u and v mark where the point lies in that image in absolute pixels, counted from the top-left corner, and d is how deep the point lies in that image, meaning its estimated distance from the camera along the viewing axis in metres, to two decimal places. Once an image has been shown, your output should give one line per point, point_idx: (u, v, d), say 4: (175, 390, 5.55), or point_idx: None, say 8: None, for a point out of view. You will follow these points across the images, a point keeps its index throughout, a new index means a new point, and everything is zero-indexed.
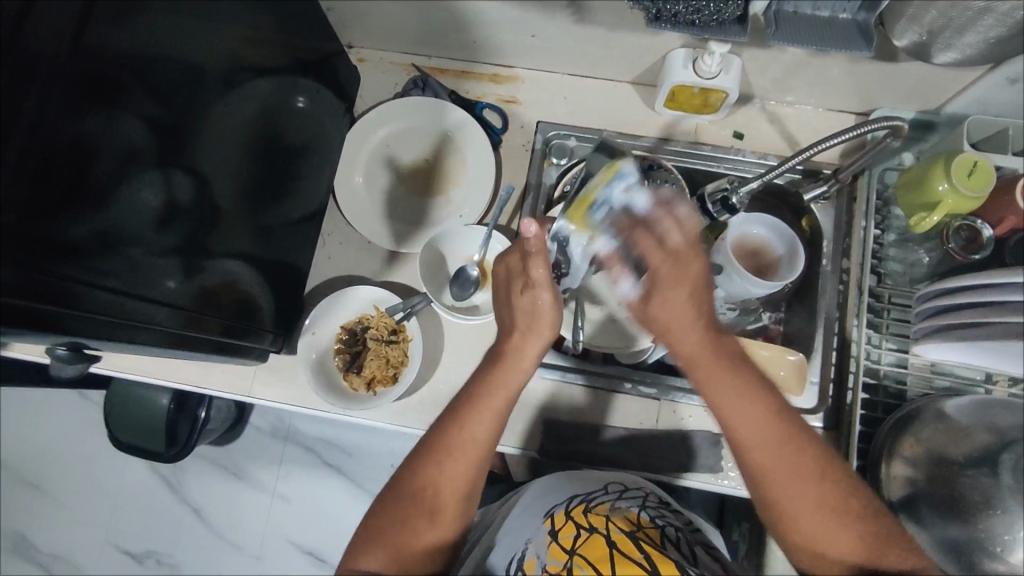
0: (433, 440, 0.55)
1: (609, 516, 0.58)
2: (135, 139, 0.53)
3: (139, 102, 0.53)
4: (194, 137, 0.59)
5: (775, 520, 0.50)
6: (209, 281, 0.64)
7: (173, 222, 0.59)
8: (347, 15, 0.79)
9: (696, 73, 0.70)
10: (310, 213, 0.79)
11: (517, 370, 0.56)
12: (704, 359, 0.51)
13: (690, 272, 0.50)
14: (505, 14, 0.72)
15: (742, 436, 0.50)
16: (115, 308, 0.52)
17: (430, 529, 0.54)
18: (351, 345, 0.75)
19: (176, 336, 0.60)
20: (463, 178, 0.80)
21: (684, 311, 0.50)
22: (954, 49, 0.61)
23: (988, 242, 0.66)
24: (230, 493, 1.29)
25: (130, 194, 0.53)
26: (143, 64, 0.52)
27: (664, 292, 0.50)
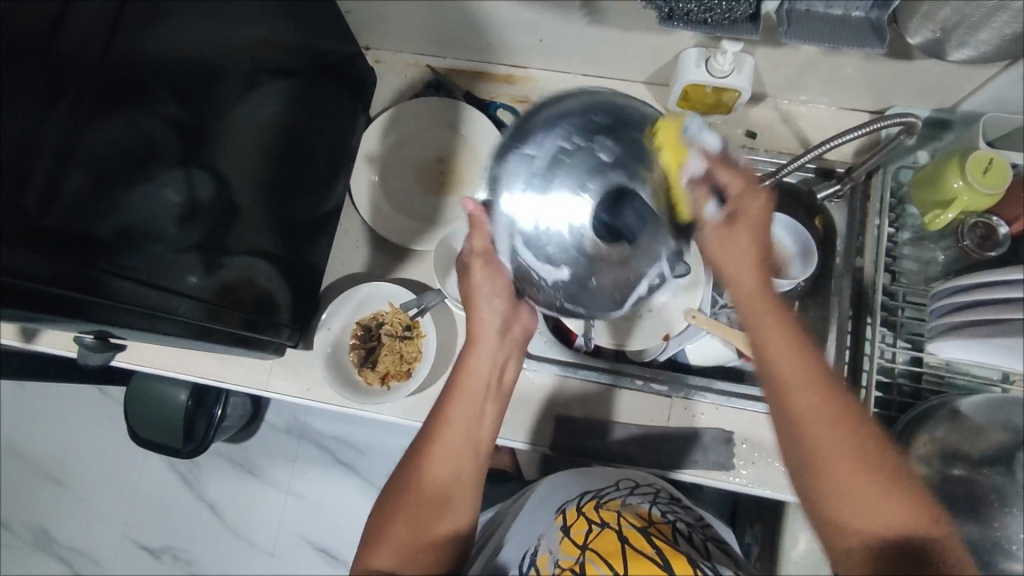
0: (418, 446, 0.57)
1: (620, 512, 0.58)
2: (159, 138, 0.54)
3: (163, 103, 0.54)
4: (215, 136, 0.61)
5: (814, 475, 0.48)
6: (230, 277, 0.66)
7: (195, 220, 0.60)
8: (363, 17, 0.80)
9: (709, 73, 0.70)
10: (326, 212, 0.80)
11: (480, 362, 0.59)
12: (761, 313, 0.51)
13: (762, 223, 0.52)
14: (519, 14, 0.73)
15: (794, 386, 0.49)
16: (138, 301, 0.54)
17: (428, 527, 0.55)
18: (365, 340, 0.75)
19: (197, 328, 0.62)
20: (477, 177, 0.81)
21: (743, 261, 0.51)
22: (969, 46, 0.60)
23: (1005, 240, 0.65)
24: (245, 490, 1.31)
25: (155, 192, 0.55)
26: (168, 66, 0.54)
27: (737, 229, 0.51)
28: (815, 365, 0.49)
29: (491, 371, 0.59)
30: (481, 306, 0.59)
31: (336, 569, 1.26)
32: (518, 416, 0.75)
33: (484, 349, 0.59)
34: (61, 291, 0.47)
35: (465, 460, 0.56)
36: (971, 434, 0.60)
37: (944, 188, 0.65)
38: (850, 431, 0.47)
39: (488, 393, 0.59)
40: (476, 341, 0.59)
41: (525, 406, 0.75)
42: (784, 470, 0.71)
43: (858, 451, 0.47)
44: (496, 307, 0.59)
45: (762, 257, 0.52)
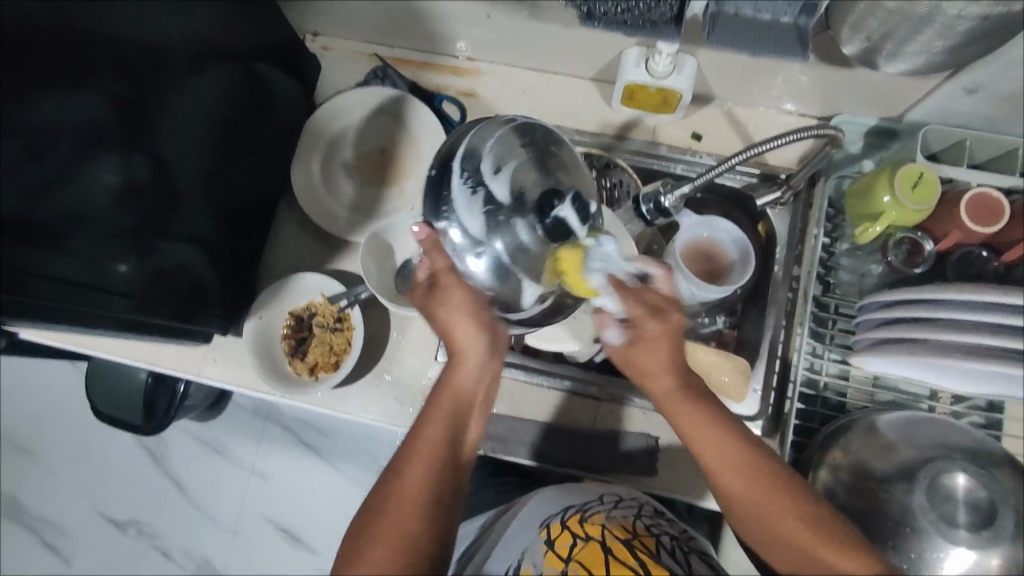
0: (397, 458, 0.53)
1: (605, 524, 0.59)
2: (98, 120, 0.55)
3: (101, 85, 0.55)
4: (156, 119, 0.61)
5: (760, 542, 0.50)
6: (165, 264, 0.66)
7: (134, 204, 0.61)
8: (307, 1, 0.79)
9: (649, 73, 0.69)
10: (268, 201, 0.80)
11: (466, 378, 0.55)
12: (680, 404, 0.54)
13: (661, 336, 0.52)
14: (461, 5, 0.72)
15: (707, 460, 0.52)
16: (67, 288, 0.55)
17: (430, 520, 0.51)
18: (298, 329, 0.75)
19: (127, 317, 0.62)
20: (418, 172, 0.80)
21: (670, 374, 0.54)
22: (900, 58, 0.58)
23: (931, 257, 0.63)
24: (210, 468, 1.33)
25: (90, 177, 0.56)
26: (107, 47, 0.55)
27: (648, 343, 0.53)
28: (742, 442, 0.52)
29: (472, 390, 0.56)
30: (459, 326, 0.54)
31: (295, 549, 1.29)
32: None
33: (467, 363, 0.55)
34: None
35: (454, 466, 0.53)
36: (883, 451, 0.59)
37: (873, 202, 0.63)
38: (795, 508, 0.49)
39: (470, 407, 0.56)
40: (461, 356, 0.55)
41: None
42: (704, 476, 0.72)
43: (792, 519, 0.49)
44: (475, 323, 0.55)
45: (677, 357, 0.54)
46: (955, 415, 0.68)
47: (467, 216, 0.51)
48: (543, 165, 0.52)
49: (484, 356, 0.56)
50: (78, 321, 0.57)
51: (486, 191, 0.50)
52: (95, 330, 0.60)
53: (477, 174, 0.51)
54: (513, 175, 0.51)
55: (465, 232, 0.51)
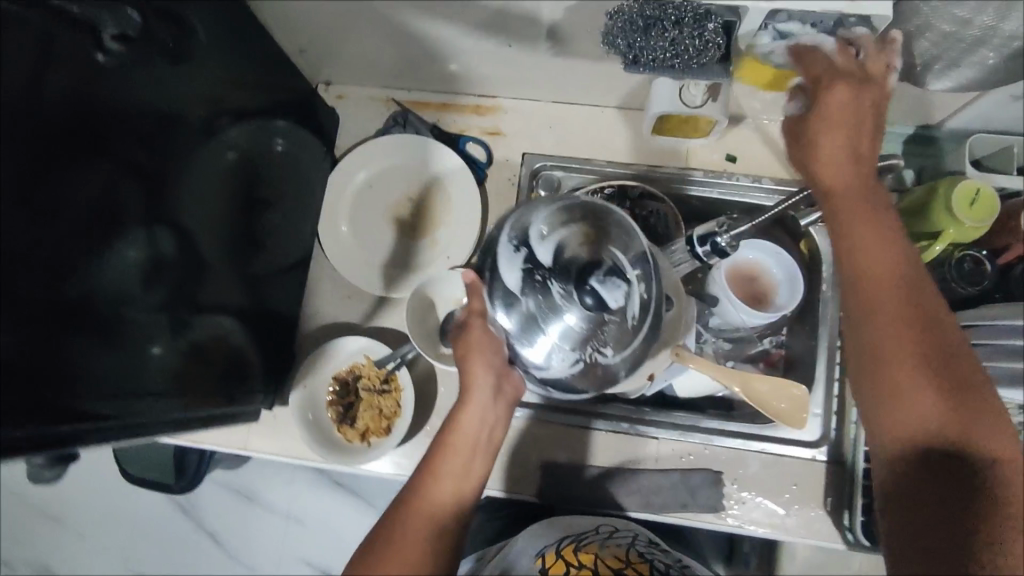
0: (405, 495, 0.55)
1: (599, 554, 0.61)
2: (126, 198, 0.53)
3: (120, 157, 0.52)
4: (176, 187, 0.59)
5: (874, 345, 0.48)
6: (198, 336, 0.64)
7: (157, 279, 0.58)
8: (319, 52, 0.77)
9: (683, 102, 0.67)
10: (296, 260, 0.77)
11: (473, 420, 0.58)
12: (864, 271, 0.49)
13: (860, 92, 0.51)
14: (483, 47, 0.70)
15: (868, 273, 0.49)
16: (99, 380, 0.51)
17: (428, 562, 0.52)
18: (343, 395, 0.73)
19: (176, 397, 0.60)
20: (450, 219, 0.78)
21: (870, 228, 0.50)
22: (949, 77, 0.57)
23: (993, 272, 0.62)
24: (245, 517, 1.31)
25: (113, 256, 0.52)
26: (128, 119, 0.52)
27: (835, 128, 0.51)
28: (895, 251, 0.49)
29: (480, 431, 0.58)
30: (475, 367, 0.57)
31: None
32: (502, 464, 0.74)
33: (474, 403, 0.57)
34: (46, 385, 0.45)
35: (455, 508, 0.55)
36: None
37: (931, 220, 0.62)
38: (924, 367, 0.47)
39: (477, 451, 0.58)
40: (468, 399, 0.58)
41: (510, 454, 0.73)
42: (773, 508, 0.70)
43: (922, 343, 0.47)
44: (490, 365, 0.58)
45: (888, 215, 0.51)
46: None
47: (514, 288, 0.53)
48: (599, 221, 0.52)
49: (491, 400, 0.58)
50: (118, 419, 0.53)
51: (530, 257, 0.52)
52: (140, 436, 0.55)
53: (524, 243, 0.53)
54: (562, 242, 0.51)
55: (510, 304, 0.54)
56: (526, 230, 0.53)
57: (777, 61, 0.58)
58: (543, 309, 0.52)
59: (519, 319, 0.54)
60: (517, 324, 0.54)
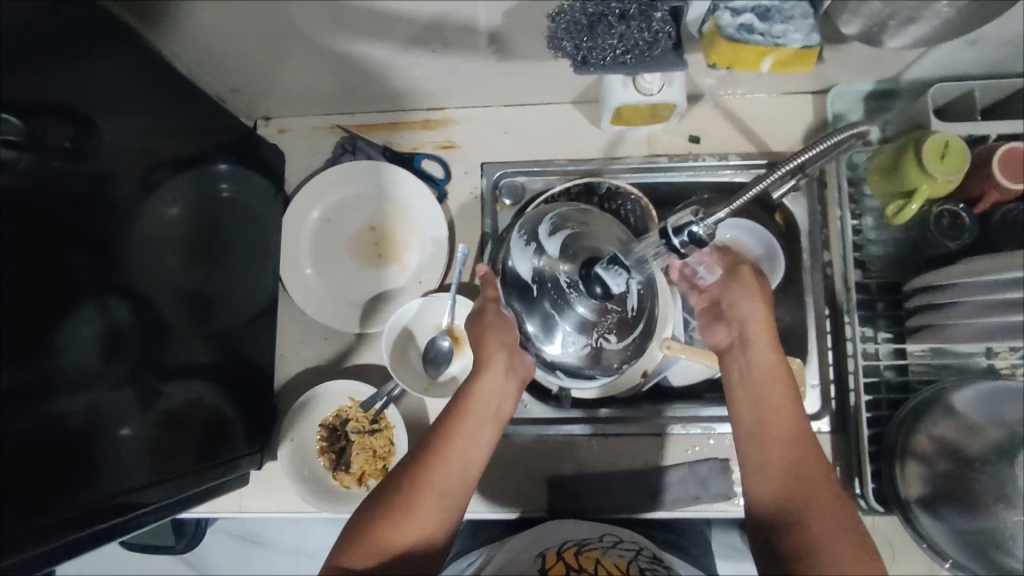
0: (426, 442, 0.54)
1: (599, 560, 0.61)
2: (67, 273, 0.49)
3: (56, 234, 0.48)
4: (124, 252, 0.55)
5: (758, 427, 0.55)
6: (171, 405, 0.60)
7: (118, 353, 0.54)
8: (252, 87, 0.72)
9: (639, 91, 0.64)
10: (263, 308, 0.74)
11: (491, 388, 0.58)
12: (765, 381, 0.57)
13: (763, 287, 0.61)
14: (423, 60, 0.67)
15: (761, 399, 0.56)
16: (77, 474, 0.48)
17: (442, 508, 0.51)
18: (333, 441, 0.70)
19: (159, 472, 0.56)
20: (415, 243, 0.75)
21: (757, 310, 0.60)
22: (904, 34, 0.55)
23: (972, 225, 0.61)
24: (254, 564, 1.26)
25: (66, 337, 0.49)
26: (58, 189, 0.48)
27: (752, 297, 0.61)
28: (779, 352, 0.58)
29: (497, 401, 0.58)
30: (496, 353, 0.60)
31: None
32: (507, 484, 0.72)
33: (494, 366, 0.59)
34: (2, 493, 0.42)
35: (473, 461, 0.54)
36: None
37: (903, 179, 0.61)
38: (809, 462, 0.52)
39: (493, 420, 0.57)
40: (485, 368, 0.58)
41: (514, 473, 0.71)
42: None
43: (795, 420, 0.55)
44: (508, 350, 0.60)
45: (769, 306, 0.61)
46: (1016, 367, 0.67)
47: (528, 289, 0.63)
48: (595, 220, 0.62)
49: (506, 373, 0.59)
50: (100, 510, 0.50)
51: (539, 249, 0.63)
52: (129, 530, 0.52)
53: (534, 241, 0.63)
54: (563, 244, 0.61)
55: (526, 305, 0.63)
56: (535, 233, 0.63)
57: (756, 32, 0.49)
58: (557, 305, 0.62)
59: (535, 317, 0.63)
60: (533, 322, 0.63)
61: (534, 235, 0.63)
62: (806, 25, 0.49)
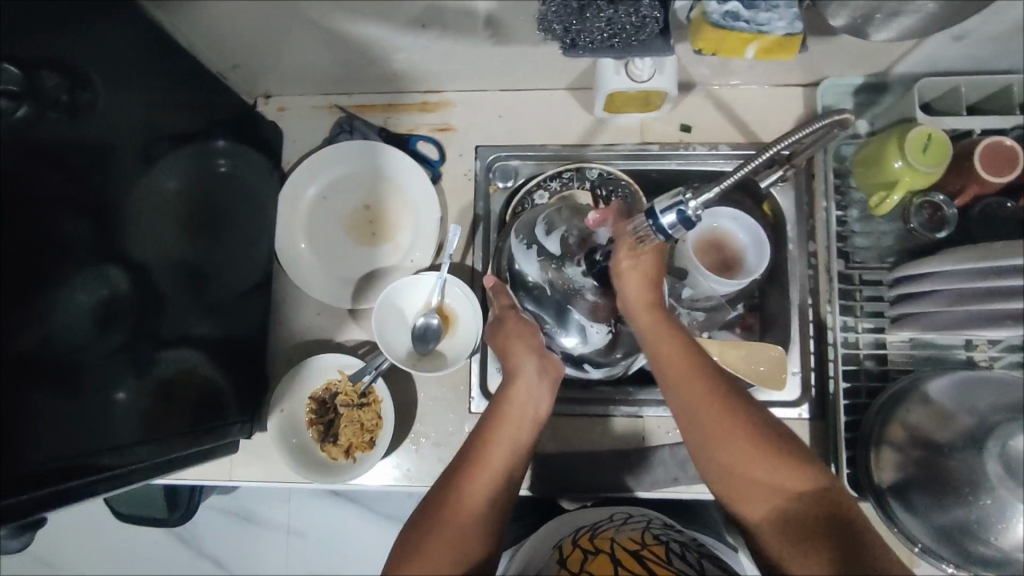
0: (466, 453, 0.53)
1: (615, 538, 0.60)
2: (70, 238, 0.50)
3: (58, 200, 0.49)
4: (124, 221, 0.56)
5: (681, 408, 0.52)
6: (165, 373, 0.61)
7: (114, 320, 0.55)
8: (252, 65, 0.74)
9: (630, 78, 0.66)
10: (257, 283, 0.75)
11: (526, 391, 0.56)
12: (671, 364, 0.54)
13: (637, 249, 0.56)
14: (420, 42, 0.68)
15: (666, 369, 0.54)
16: (67, 436, 0.49)
17: (491, 511, 0.50)
18: (322, 414, 0.72)
19: (146, 437, 0.58)
20: (408, 222, 0.76)
21: (637, 293, 0.56)
22: (890, 28, 0.55)
23: (952, 218, 0.62)
24: (245, 542, 1.26)
25: (68, 301, 0.50)
26: (65, 155, 0.49)
27: (628, 277, 0.56)
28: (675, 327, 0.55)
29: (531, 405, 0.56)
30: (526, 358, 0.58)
31: None
32: None
33: (528, 370, 0.57)
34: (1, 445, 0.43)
35: (515, 469, 0.53)
36: (944, 418, 0.59)
37: (885, 170, 0.62)
38: (787, 469, 0.49)
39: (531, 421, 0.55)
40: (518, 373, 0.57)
41: None
42: None
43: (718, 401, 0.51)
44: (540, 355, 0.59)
45: (654, 267, 0.57)
46: (994, 360, 0.68)
47: (538, 287, 0.64)
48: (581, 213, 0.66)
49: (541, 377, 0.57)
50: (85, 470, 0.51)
51: (540, 248, 0.64)
52: (111, 487, 0.54)
53: (531, 240, 0.65)
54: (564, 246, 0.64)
55: (538, 303, 0.65)
56: (530, 231, 0.65)
57: (741, 19, 0.49)
58: (572, 299, 0.63)
59: (550, 313, 0.65)
60: (548, 318, 0.65)
61: (530, 233, 0.65)
62: (790, 12, 0.49)
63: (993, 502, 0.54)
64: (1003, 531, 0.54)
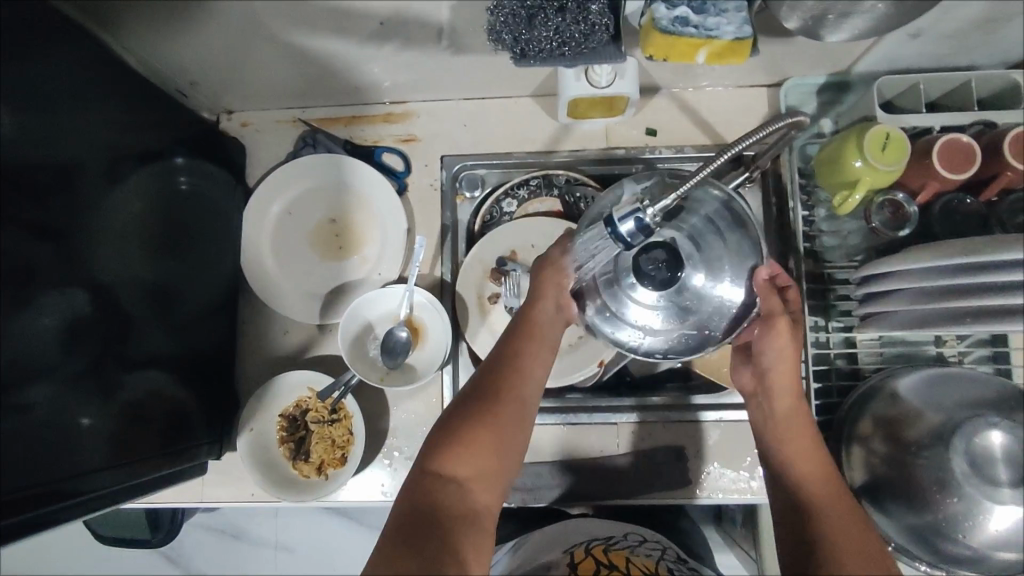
0: (499, 368, 0.56)
1: (630, 558, 0.63)
2: (28, 268, 0.49)
3: (13, 224, 0.48)
4: (84, 245, 0.55)
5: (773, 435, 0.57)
6: (133, 396, 0.61)
7: (79, 346, 0.54)
8: (211, 82, 0.73)
9: (590, 84, 0.65)
10: (223, 302, 0.74)
11: (550, 317, 0.59)
12: (790, 422, 0.56)
13: (797, 329, 0.56)
14: (378, 54, 0.67)
15: (774, 414, 0.57)
16: (28, 466, 0.48)
17: (521, 426, 0.53)
18: (293, 432, 0.71)
19: (114, 466, 0.57)
20: (375, 235, 0.76)
21: (786, 356, 0.56)
22: (844, 29, 0.55)
23: (914, 216, 0.62)
24: (229, 557, 1.25)
25: (26, 333, 0.49)
26: (16, 182, 0.48)
27: (785, 345, 0.55)
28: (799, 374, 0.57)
29: (553, 330, 0.59)
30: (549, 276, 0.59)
31: None
32: None
33: (549, 296, 0.58)
34: None
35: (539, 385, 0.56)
36: (911, 418, 0.59)
37: (845, 170, 0.62)
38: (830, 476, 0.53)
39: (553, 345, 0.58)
40: (542, 293, 0.59)
41: None
42: (736, 472, 0.71)
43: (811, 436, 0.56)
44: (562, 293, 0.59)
45: (799, 345, 0.57)
46: (964, 354, 0.68)
47: (620, 298, 0.55)
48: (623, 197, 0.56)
49: (563, 313, 0.59)
50: (55, 500, 0.50)
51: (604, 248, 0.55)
52: (82, 512, 0.53)
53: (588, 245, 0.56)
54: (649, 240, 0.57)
55: (625, 318, 0.55)
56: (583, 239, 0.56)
57: (690, 25, 0.49)
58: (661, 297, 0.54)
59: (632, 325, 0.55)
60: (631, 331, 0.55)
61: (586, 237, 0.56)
62: (739, 17, 0.49)
63: (961, 501, 0.54)
64: (972, 528, 0.54)
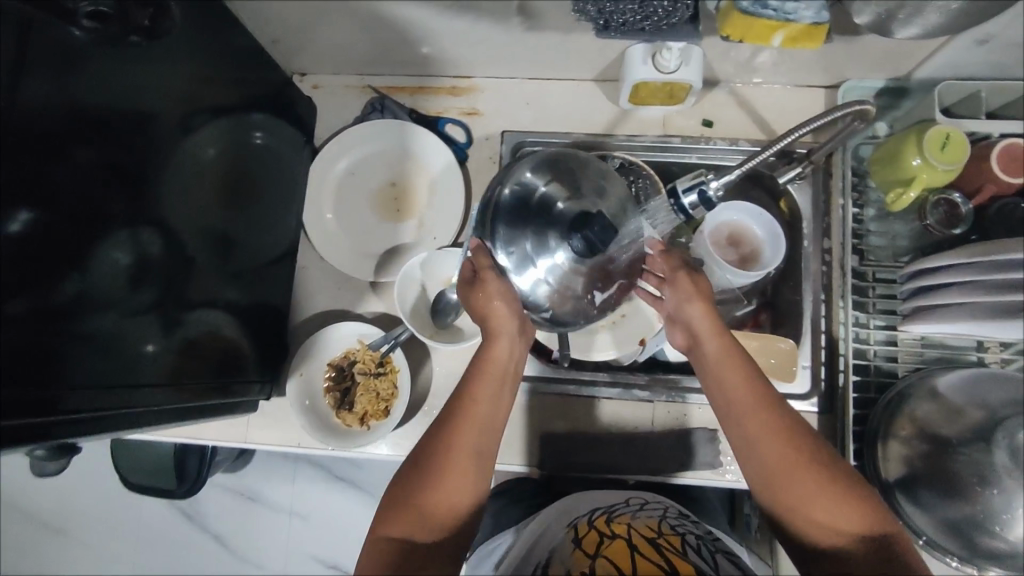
0: (446, 417, 0.54)
1: (632, 525, 0.60)
2: (106, 202, 0.52)
3: (99, 157, 0.51)
4: (160, 186, 0.58)
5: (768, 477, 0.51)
6: (193, 333, 0.64)
7: (146, 281, 0.57)
8: (291, 42, 0.76)
9: (657, 69, 0.67)
10: (282, 254, 0.77)
11: (502, 355, 0.57)
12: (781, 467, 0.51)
13: (703, 285, 0.58)
14: (453, 26, 0.70)
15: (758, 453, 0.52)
16: (98, 387, 0.51)
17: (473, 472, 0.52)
18: (339, 381, 0.74)
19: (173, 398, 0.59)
20: (432, 200, 0.79)
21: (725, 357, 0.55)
22: (914, 25, 0.57)
23: (968, 216, 0.65)
24: (245, 519, 1.26)
25: (100, 261, 0.51)
26: (103, 118, 0.51)
27: (695, 300, 0.58)
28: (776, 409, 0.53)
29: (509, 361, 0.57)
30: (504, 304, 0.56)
31: None
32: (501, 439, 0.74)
33: (507, 330, 0.57)
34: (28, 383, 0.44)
35: (493, 426, 0.55)
36: (951, 413, 0.61)
37: (903, 167, 0.63)
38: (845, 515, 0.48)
39: (507, 380, 0.57)
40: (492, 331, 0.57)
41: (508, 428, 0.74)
42: None
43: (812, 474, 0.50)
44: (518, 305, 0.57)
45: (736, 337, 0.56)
46: (1006, 363, 0.69)
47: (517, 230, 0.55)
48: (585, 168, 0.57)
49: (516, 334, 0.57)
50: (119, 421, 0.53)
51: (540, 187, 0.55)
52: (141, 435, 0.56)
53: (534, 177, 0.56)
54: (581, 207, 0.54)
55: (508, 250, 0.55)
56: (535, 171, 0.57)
57: (770, 8, 0.51)
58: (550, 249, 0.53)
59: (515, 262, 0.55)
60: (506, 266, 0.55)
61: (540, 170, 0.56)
62: (817, 2, 0.52)
63: (999, 494, 0.56)
64: (1009, 521, 0.56)
